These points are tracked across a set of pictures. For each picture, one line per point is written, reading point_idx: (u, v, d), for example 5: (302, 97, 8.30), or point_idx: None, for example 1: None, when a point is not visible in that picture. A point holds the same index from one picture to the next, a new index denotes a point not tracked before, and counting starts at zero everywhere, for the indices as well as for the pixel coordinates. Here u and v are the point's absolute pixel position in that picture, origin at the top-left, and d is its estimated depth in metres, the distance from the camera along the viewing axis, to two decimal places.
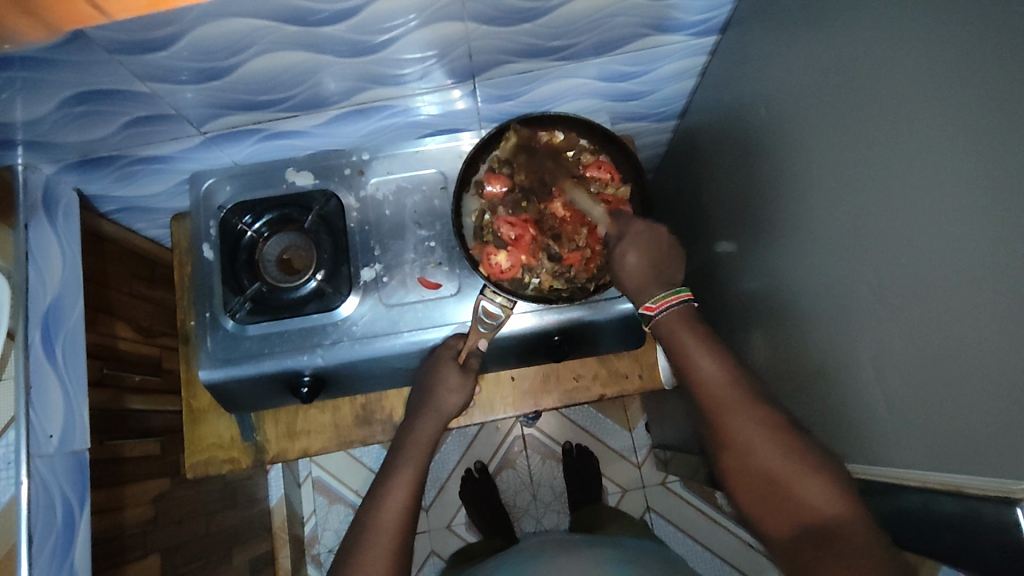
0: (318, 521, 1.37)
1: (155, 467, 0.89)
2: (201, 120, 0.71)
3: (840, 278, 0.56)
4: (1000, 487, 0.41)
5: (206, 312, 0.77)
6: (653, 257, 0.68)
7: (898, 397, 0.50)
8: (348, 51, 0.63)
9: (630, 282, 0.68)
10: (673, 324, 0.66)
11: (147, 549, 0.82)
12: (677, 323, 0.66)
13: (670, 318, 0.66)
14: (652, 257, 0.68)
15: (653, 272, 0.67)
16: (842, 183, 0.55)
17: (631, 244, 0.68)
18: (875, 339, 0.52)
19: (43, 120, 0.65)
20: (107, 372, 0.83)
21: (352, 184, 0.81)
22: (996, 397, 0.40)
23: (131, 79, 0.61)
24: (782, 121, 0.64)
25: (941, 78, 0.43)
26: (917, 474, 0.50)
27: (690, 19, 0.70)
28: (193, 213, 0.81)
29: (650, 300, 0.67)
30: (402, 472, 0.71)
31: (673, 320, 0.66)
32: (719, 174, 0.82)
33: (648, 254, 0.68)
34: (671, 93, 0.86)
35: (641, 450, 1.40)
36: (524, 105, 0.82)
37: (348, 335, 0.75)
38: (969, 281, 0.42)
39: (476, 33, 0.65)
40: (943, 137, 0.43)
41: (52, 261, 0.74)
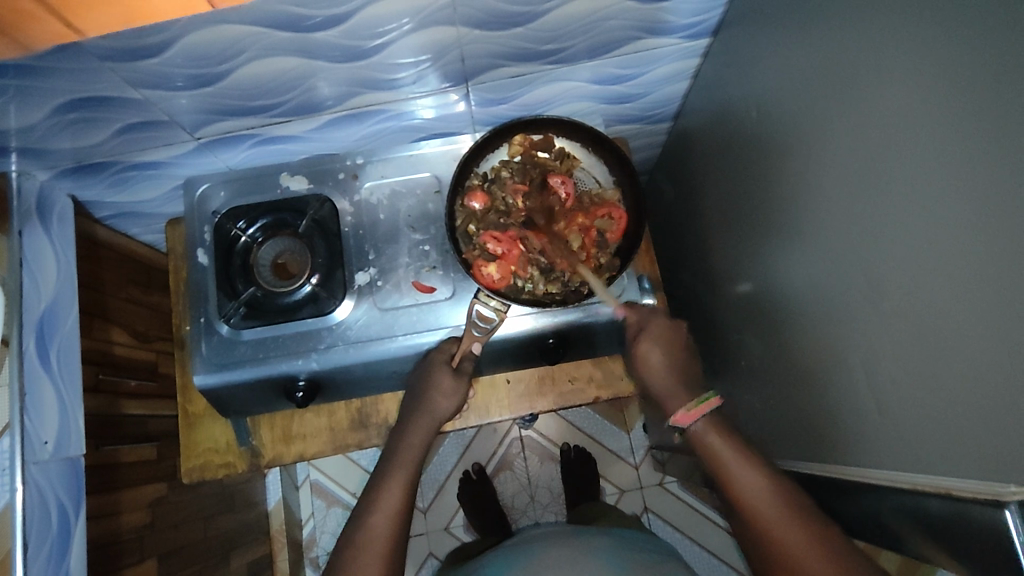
0: (316, 524, 1.37)
1: (151, 472, 0.89)
2: (195, 125, 0.71)
3: (833, 280, 0.56)
4: (990, 490, 0.41)
5: (201, 317, 0.77)
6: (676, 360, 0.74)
7: (890, 399, 0.50)
8: (342, 56, 0.63)
9: (656, 382, 0.73)
10: (720, 451, 0.65)
11: (143, 554, 0.82)
12: (723, 449, 0.65)
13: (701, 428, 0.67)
14: (672, 356, 0.73)
15: (673, 371, 0.73)
16: (833, 186, 0.55)
17: (650, 339, 0.73)
18: (867, 341, 0.52)
19: (37, 127, 0.65)
20: (103, 377, 0.83)
21: (346, 188, 0.81)
22: (987, 400, 0.40)
23: (125, 86, 0.62)
24: (773, 123, 0.64)
25: (930, 80, 0.43)
26: (907, 477, 0.49)
27: (682, 22, 0.70)
28: (187, 218, 0.81)
29: (681, 411, 0.68)
30: (395, 476, 0.71)
31: (707, 429, 0.67)
32: (713, 177, 0.82)
33: (666, 350, 0.73)
34: (664, 96, 0.86)
35: (638, 451, 1.40)
36: (518, 108, 0.82)
37: (342, 339, 0.75)
38: (958, 284, 0.42)
39: (468, 38, 0.65)
40: (933, 139, 0.43)
41: (47, 267, 0.74)
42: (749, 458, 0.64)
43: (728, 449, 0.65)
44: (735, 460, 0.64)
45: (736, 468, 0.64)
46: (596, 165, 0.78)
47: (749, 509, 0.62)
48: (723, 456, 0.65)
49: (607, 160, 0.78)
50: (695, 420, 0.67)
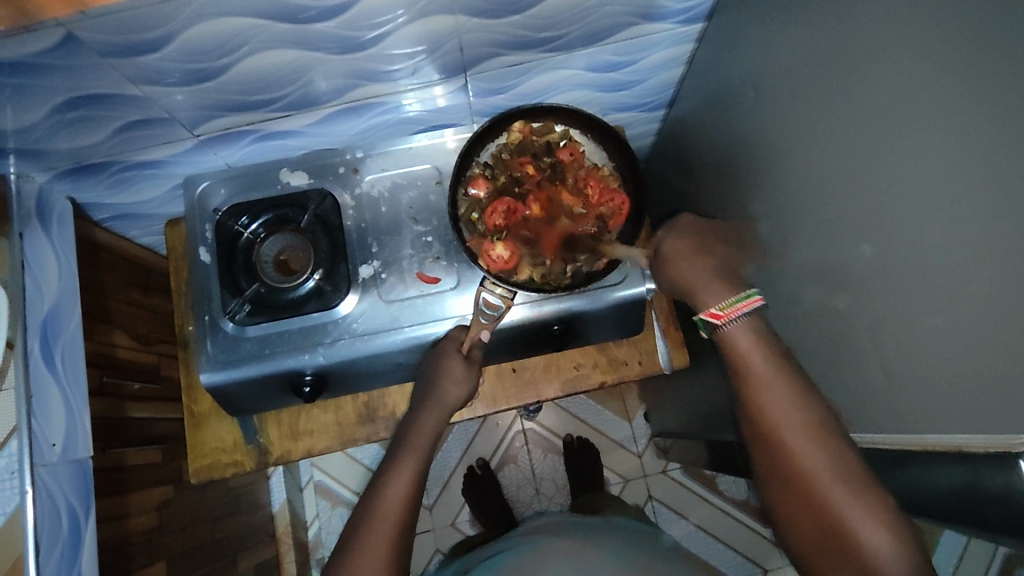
0: (321, 525, 1.36)
1: (158, 474, 0.88)
2: (194, 122, 0.71)
3: (836, 254, 0.57)
4: (1000, 443, 0.43)
5: (205, 315, 0.77)
6: (703, 248, 0.71)
7: (898, 366, 0.51)
8: (339, 48, 0.63)
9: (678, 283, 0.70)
10: (747, 356, 0.63)
11: (152, 556, 0.82)
12: (751, 344, 0.63)
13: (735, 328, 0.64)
14: (701, 243, 0.72)
15: (702, 259, 0.70)
16: (833, 161, 0.56)
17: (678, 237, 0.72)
18: (871, 311, 0.53)
19: (35, 127, 0.65)
20: (107, 380, 0.82)
21: (347, 182, 0.81)
22: (994, 357, 0.41)
23: (124, 82, 0.61)
24: (770, 102, 0.65)
25: (927, 49, 0.44)
26: (917, 438, 0.51)
27: (676, 7, 0.71)
28: (188, 217, 0.80)
29: (718, 306, 0.65)
30: (404, 463, 0.70)
31: (741, 324, 0.64)
32: (710, 161, 0.83)
33: (697, 240, 0.72)
34: (660, 82, 0.87)
35: (641, 439, 1.41)
36: (515, 98, 0.82)
37: (348, 333, 0.76)
38: (960, 246, 0.43)
39: (466, 26, 0.65)
40: (930, 108, 0.44)
41: (49, 270, 0.73)
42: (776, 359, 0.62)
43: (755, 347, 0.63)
44: (761, 358, 0.63)
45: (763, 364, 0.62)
46: (595, 151, 0.79)
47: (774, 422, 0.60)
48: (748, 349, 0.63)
49: (606, 145, 0.79)
50: (729, 317, 0.64)
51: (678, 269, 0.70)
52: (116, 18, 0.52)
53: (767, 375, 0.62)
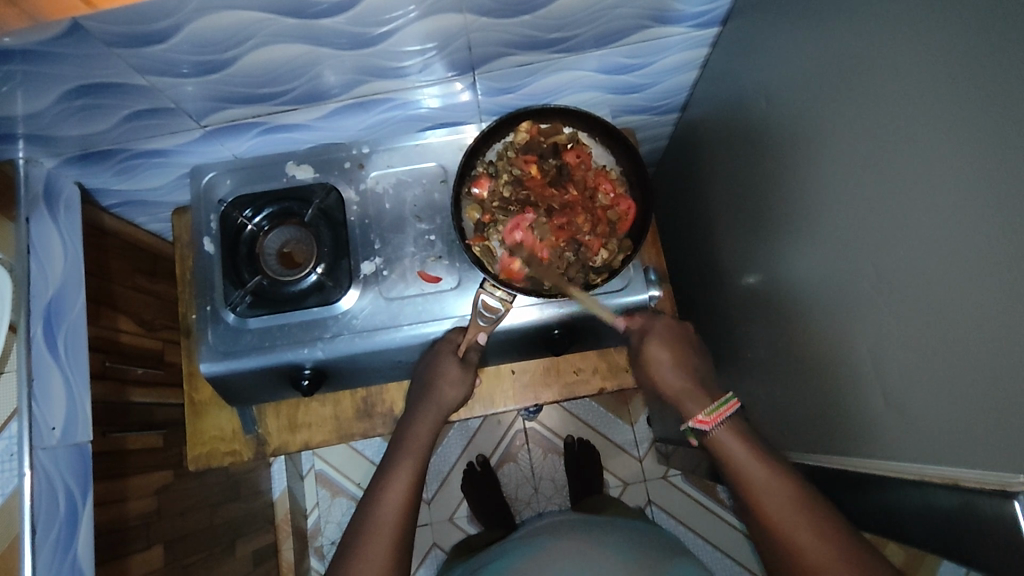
0: (320, 514, 1.38)
1: (158, 459, 0.89)
2: (201, 113, 0.71)
3: (842, 271, 0.56)
4: (998, 480, 0.41)
5: (207, 305, 0.77)
6: (680, 356, 0.73)
7: (898, 391, 0.50)
8: (348, 43, 0.63)
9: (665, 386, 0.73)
10: (728, 443, 0.66)
11: (149, 541, 0.82)
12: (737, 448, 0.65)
13: (719, 431, 0.66)
14: (681, 355, 0.73)
15: (679, 371, 0.72)
16: (842, 177, 0.54)
17: (658, 340, 0.73)
18: (875, 332, 0.52)
19: (43, 114, 0.65)
20: (110, 364, 0.83)
21: (352, 177, 0.81)
22: (996, 390, 0.40)
23: (132, 72, 0.61)
24: (781, 113, 0.64)
25: (941, 69, 0.42)
26: (914, 467, 0.50)
27: (690, 11, 0.70)
28: (194, 207, 0.81)
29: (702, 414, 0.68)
30: (402, 467, 0.70)
31: (724, 429, 0.66)
32: (720, 169, 0.82)
33: (674, 351, 0.73)
34: (673, 85, 0.86)
35: (642, 444, 1.40)
36: (524, 98, 0.81)
37: (348, 329, 0.76)
38: (965, 275, 0.42)
39: (475, 25, 0.65)
40: (943, 128, 0.42)
41: (53, 255, 0.74)
42: (760, 454, 0.64)
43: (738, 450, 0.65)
44: (740, 446, 0.65)
45: (745, 452, 0.65)
46: (602, 154, 0.78)
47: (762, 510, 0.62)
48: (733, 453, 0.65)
49: (614, 150, 0.77)
50: (715, 423, 0.67)
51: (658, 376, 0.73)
52: (124, 9, 0.52)
53: (748, 459, 0.64)
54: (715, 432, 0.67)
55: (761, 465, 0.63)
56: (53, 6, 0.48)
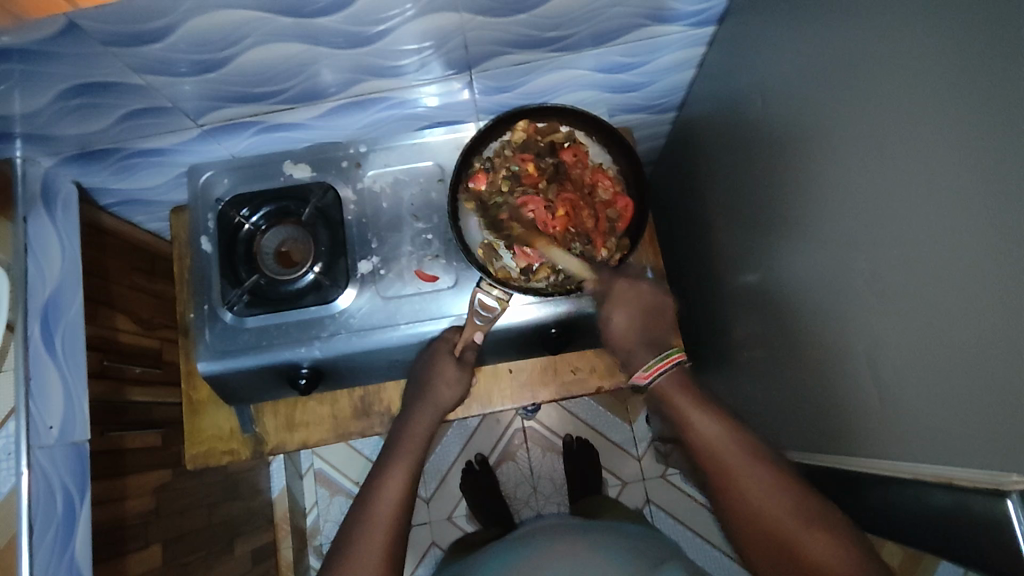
0: (319, 512, 1.38)
1: (156, 458, 0.89)
2: (199, 112, 0.71)
3: (838, 270, 0.56)
4: (992, 480, 0.41)
5: (205, 304, 0.77)
6: (640, 320, 0.72)
7: (893, 390, 0.50)
8: (344, 42, 0.63)
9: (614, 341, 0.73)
10: (675, 396, 0.67)
11: (147, 539, 0.83)
12: (686, 404, 0.66)
13: (664, 382, 0.68)
14: (638, 318, 0.72)
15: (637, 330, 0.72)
16: (838, 176, 0.54)
17: (615, 303, 0.72)
18: (870, 331, 0.52)
19: (41, 113, 0.65)
20: (108, 363, 0.83)
21: (350, 176, 0.81)
22: (990, 390, 0.40)
23: (128, 71, 0.61)
24: (778, 111, 0.64)
25: (936, 68, 0.42)
26: (909, 466, 0.50)
27: (687, 9, 0.70)
28: (192, 206, 0.81)
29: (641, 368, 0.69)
30: (397, 466, 0.71)
31: (669, 384, 0.68)
32: (718, 167, 0.82)
33: (633, 315, 0.72)
34: (670, 84, 0.86)
35: (641, 443, 1.40)
36: (521, 97, 0.81)
37: (345, 328, 0.76)
38: (959, 274, 0.42)
39: (472, 24, 0.65)
40: (937, 126, 0.43)
41: (51, 253, 0.74)
42: (709, 409, 0.65)
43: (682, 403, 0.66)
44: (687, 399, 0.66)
45: (692, 407, 0.65)
46: (599, 154, 0.78)
47: (715, 460, 0.62)
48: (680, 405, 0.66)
49: (611, 148, 0.78)
50: (653, 377, 0.68)
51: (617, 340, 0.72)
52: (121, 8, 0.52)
53: (699, 416, 0.65)
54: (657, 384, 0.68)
55: (710, 415, 0.65)
56: (36, 4, 0.50)
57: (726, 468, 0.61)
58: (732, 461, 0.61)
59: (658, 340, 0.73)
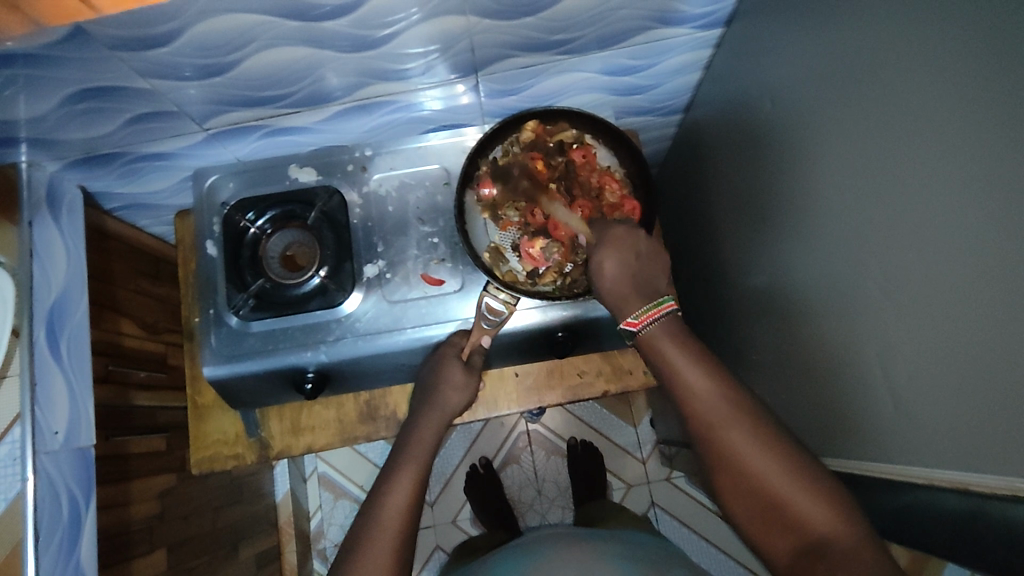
0: (324, 516, 1.37)
1: (161, 462, 0.89)
2: (204, 116, 0.71)
3: (849, 274, 0.55)
4: (1010, 486, 0.41)
5: (210, 308, 0.77)
6: (634, 266, 0.66)
7: (905, 395, 0.49)
8: (350, 46, 0.63)
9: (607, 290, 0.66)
10: (664, 349, 0.62)
11: (152, 545, 0.82)
12: (677, 355, 0.61)
13: (655, 332, 0.62)
14: (628, 263, 0.66)
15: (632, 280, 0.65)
16: (848, 179, 0.54)
17: (609, 248, 0.67)
18: (881, 335, 0.51)
19: (46, 118, 0.65)
20: (113, 368, 0.83)
21: (355, 180, 0.81)
22: (1005, 395, 0.40)
23: (134, 75, 0.61)
24: (786, 113, 0.64)
25: (948, 72, 0.42)
26: (922, 472, 0.49)
27: (694, 12, 0.69)
28: (197, 210, 0.81)
29: (631, 313, 0.64)
30: (405, 472, 0.69)
31: (657, 334, 0.62)
32: (725, 170, 0.81)
33: (628, 261, 0.66)
34: (676, 87, 0.85)
35: (646, 446, 1.40)
36: (527, 100, 0.81)
37: (351, 332, 0.75)
38: (973, 278, 0.41)
39: (478, 27, 0.64)
40: (948, 130, 0.42)
41: (57, 258, 0.74)
42: (699, 359, 0.60)
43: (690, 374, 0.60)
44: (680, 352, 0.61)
45: (679, 356, 0.61)
46: (607, 156, 0.77)
47: (695, 411, 0.58)
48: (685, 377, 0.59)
49: (617, 151, 0.77)
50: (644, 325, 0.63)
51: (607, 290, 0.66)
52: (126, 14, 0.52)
53: (685, 364, 0.60)
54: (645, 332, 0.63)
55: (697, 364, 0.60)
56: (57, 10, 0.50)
57: (710, 422, 0.57)
58: (719, 416, 0.57)
59: (653, 284, 0.66)
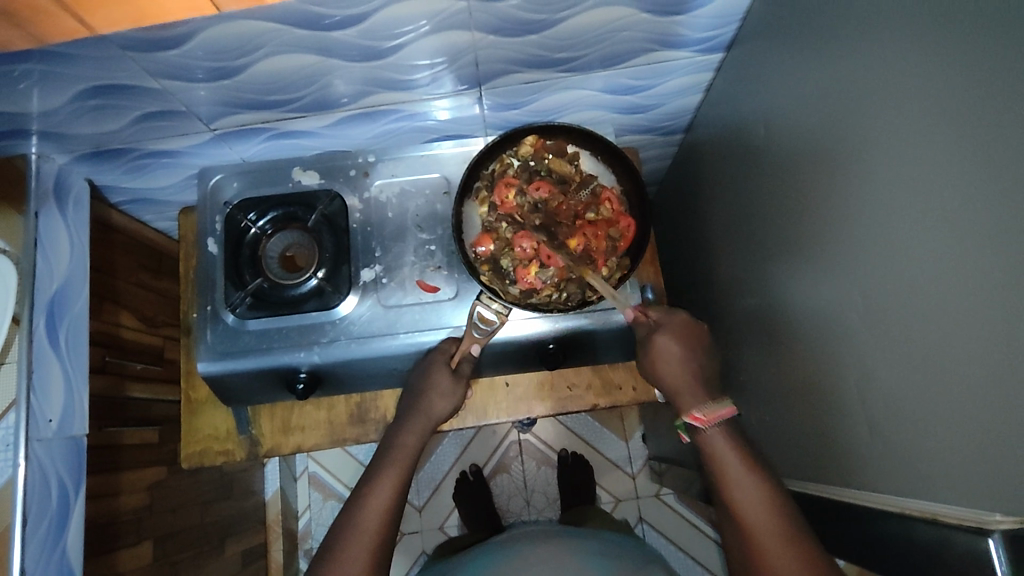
0: (311, 516, 1.38)
1: (152, 455, 0.90)
2: (212, 117, 0.72)
3: (833, 301, 0.56)
4: (977, 518, 0.43)
5: (208, 305, 0.78)
6: (689, 356, 0.71)
7: (882, 424, 0.50)
8: (357, 55, 0.64)
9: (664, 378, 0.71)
10: (721, 452, 0.65)
11: (139, 535, 0.83)
12: (725, 451, 0.65)
13: (712, 432, 0.66)
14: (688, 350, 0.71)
15: (688, 367, 0.71)
16: (837, 207, 0.55)
17: (669, 335, 0.71)
18: (861, 363, 0.53)
19: (58, 111, 0.66)
20: (109, 359, 0.84)
21: (357, 185, 0.82)
22: (976, 429, 0.41)
23: (145, 75, 0.63)
24: (780, 139, 0.65)
25: (932, 108, 0.43)
26: (896, 500, 0.51)
27: (696, 36, 0.71)
28: (200, 208, 0.82)
29: (698, 410, 0.68)
30: (387, 475, 0.71)
31: (717, 436, 0.66)
32: (722, 192, 0.82)
33: (685, 346, 0.71)
34: (678, 107, 0.87)
35: (637, 461, 1.40)
36: (530, 114, 0.83)
37: (345, 334, 0.76)
38: (949, 312, 0.42)
39: (483, 43, 0.66)
40: (931, 166, 0.43)
41: (60, 249, 0.75)
42: (751, 465, 0.64)
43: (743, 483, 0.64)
44: (734, 458, 0.65)
45: (735, 464, 0.64)
46: (605, 175, 0.78)
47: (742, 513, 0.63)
48: (730, 467, 0.64)
49: (615, 169, 0.78)
50: (711, 422, 0.67)
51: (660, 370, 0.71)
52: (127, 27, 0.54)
53: (737, 469, 0.64)
54: (708, 431, 0.67)
55: (749, 472, 0.64)
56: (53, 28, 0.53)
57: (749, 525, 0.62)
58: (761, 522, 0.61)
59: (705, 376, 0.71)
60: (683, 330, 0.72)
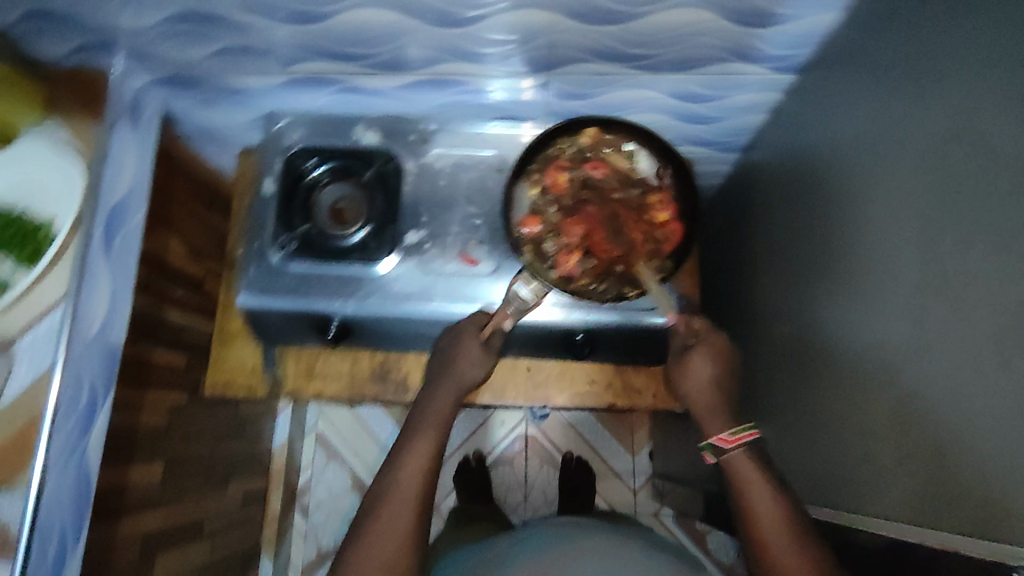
0: (313, 473, 1.40)
1: (176, 379, 0.93)
2: (288, 61, 0.75)
3: (874, 328, 0.56)
4: (1005, 553, 0.41)
5: (255, 242, 0.80)
6: (719, 377, 0.70)
7: (913, 452, 0.50)
8: (437, 20, 0.66)
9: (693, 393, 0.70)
10: (745, 472, 0.62)
11: (153, 453, 0.86)
12: (750, 472, 0.62)
13: (738, 456, 0.63)
14: (723, 372, 0.70)
15: (718, 387, 0.69)
16: (887, 235, 0.55)
17: (704, 353, 0.70)
18: (897, 391, 0.52)
19: (148, 32, 0.70)
20: (154, 280, 0.87)
21: (415, 150, 0.84)
22: (1011, 464, 0.40)
23: (233, 8, 0.65)
24: (837, 164, 0.64)
25: (1000, 142, 0.43)
26: (916, 530, 0.50)
27: (772, 52, 0.71)
28: (262, 148, 0.85)
29: (725, 433, 0.65)
30: (421, 441, 0.70)
31: (743, 458, 0.63)
32: (772, 214, 0.81)
33: (721, 369, 0.70)
34: (739, 124, 0.87)
35: (640, 476, 1.40)
36: (593, 107, 0.83)
37: (381, 291, 0.78)
38: (994, 343, 0.42)
39: (561, 26, 0.67)
40: (992, 199, 0.43)
41: (127, 164, 0.79)
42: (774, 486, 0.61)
43: (769, 510, 0.60)
44: (758, 481, 0.61)
45: (760, 487, 0.61)
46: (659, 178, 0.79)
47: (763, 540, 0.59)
48: (754, 490, 0.61)
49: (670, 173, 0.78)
50: (737, 445, 0.64)
51: (691, 389, 0.70)
52: None
53: (760, 490, 0.61)
54: (734, 454, 0.63)
55: (772, 493, 0.61)
56: None
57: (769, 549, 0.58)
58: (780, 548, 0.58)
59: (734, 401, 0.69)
60: (717, 347, 0.71)
